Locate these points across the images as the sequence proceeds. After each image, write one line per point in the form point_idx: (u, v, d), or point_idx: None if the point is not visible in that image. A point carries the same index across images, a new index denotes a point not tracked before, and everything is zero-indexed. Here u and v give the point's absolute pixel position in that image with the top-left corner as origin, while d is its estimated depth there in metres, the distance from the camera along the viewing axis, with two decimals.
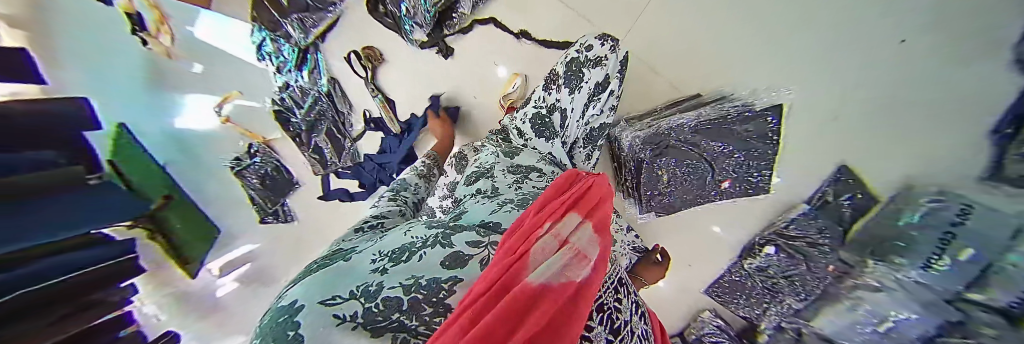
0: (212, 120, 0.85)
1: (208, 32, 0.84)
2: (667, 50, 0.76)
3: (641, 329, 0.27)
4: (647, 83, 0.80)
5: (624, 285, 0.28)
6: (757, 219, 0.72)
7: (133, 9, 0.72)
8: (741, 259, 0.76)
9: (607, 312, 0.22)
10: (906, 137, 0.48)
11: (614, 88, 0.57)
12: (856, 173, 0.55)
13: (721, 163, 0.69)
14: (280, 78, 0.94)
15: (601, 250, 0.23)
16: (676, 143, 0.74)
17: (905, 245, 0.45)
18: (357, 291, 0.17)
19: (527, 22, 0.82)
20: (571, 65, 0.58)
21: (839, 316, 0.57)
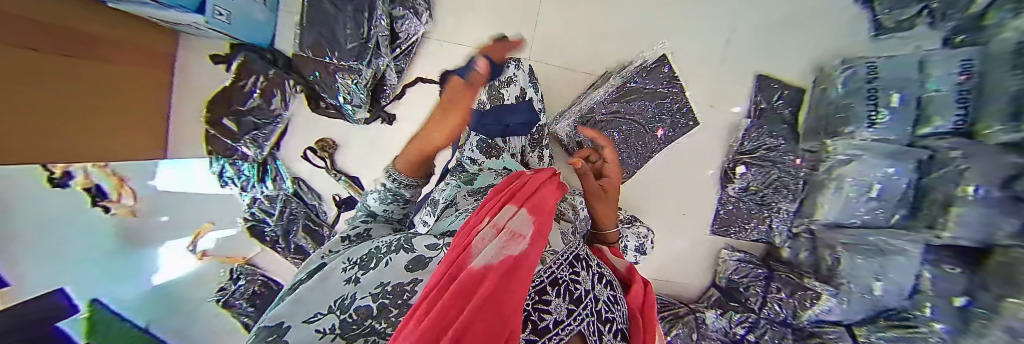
0: (189, 260, 0.57)
1: (168, 175, 0.57)
2: (575, 51, 0.81)
3: (608, 295, 0.27)
4: (568, 80, 0.82)
5: (582, 260, 0.29)
6: (716, 149, 0.80)
7: (89, 175, 0.41)
8: (725, 186, 0.81)
9: (562, 284, 0.23)
10: (809, 38, 0.73)
11: (533, 96, 0.64)
12: (771, 76, 0.75)
13: (642, 116, 0.77)
14: (246, 195, 0.75)
15: (538, 228, 0.23)
16: (602, 118, 0.76)
17: (845, 114, 0.64)
18: (335, 305, 0.21)
19: (454, 66, 0.84)
20: (492, 89, 0.63)
21: (830, 202, 0.67)
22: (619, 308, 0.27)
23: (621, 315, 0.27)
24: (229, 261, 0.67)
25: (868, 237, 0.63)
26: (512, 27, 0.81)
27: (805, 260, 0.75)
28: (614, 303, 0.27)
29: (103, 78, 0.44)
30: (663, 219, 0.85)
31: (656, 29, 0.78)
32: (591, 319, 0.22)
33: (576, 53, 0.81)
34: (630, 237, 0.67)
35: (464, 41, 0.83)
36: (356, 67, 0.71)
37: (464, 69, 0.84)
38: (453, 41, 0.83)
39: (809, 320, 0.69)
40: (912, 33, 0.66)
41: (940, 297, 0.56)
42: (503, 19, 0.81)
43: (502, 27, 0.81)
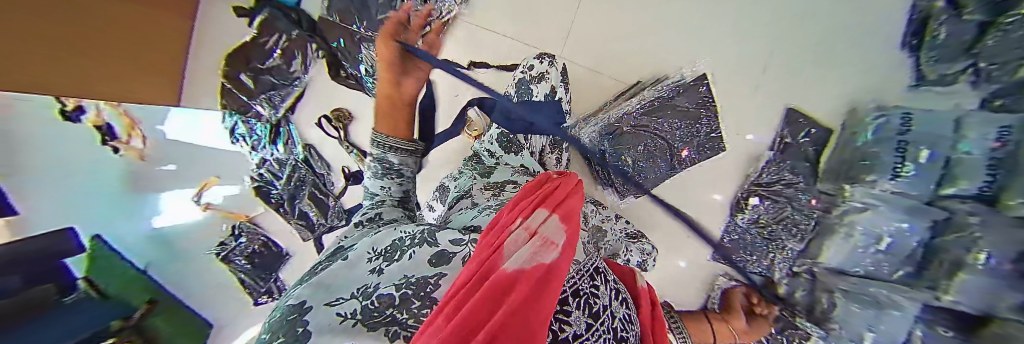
0: (193, 210, 0.53)
1: (178, 122, 0.53)
2: (607, 55, 0.79)
3: (624, 313, 0.26)
4: (596, 87, 0.82)
5: (600, 274, 0.28)
6: (733, 178, 0.83)
7: (102, 112, 0.41)
8: (734, 215, 0.85)
9: (583, 297, 0.22)
10: (839, 79, 0.70)
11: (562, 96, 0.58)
12: (801, 111, 0.73)
13: (670, 133, 0.79)
14: (256, 155, 0.69)
15: (570, 238, 0.22)
16: (631, 129, 0.80)
17: (870, 162, 0.62)
18: (357, 292, 0.21)
19: (481, 53, 0.81)
20: (519, 85, 0.62)
21: (835, 247, 0.67)
22: (632, 328, 0.27)
23: (633, 334, 0.26)
24: (233, 216, 0.62)
25: (869, 287, 0.61)
26: (547, 23, 0.79)
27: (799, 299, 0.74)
28: (628, 323, 0.26)
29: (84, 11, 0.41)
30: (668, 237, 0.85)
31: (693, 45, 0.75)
32: (604, 337, 0.22)
33: (607, 58, 0.80)
34: (634, 253, 0.66)
35: (497, 28, 0.80)
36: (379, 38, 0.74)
37: (491, 57, 0.82)
38: (487, 27, 0.80)
39: None
40: (952, 89, 0.55)
41: None
42: (540, 13, 0.79)
43: (539, 21, 0.79)
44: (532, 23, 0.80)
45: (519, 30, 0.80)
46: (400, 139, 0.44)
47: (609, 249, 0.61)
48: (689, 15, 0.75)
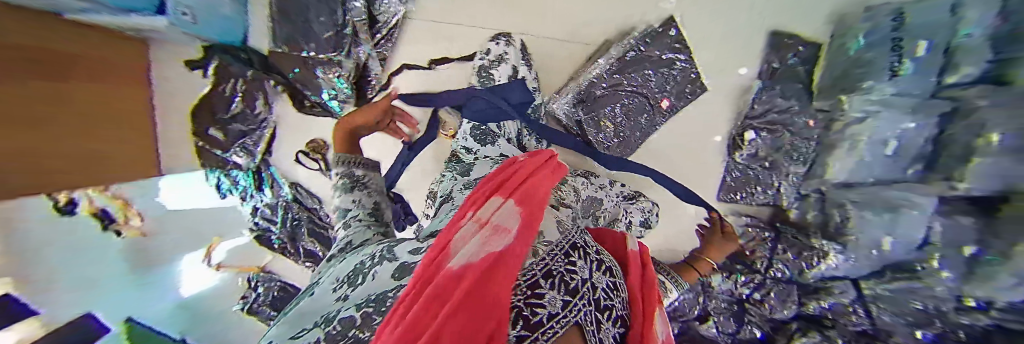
0: (208, 273, 0.62)
1: (168, 189, 0.54)
2: (567, 20, 0.76)
3: (607, 282, 0.27)
4: (562, 55, 0.78)
5: (579, 249, 0.28)
6: (725, 115, 0.78)
7: (93, 200, 0.40)
8: (732, 154, 0.80)
9: (556, 277, 0.23)
10: None
11: (527, 75, 0.60)
12: (788, 31, 0.69)
13: (646, 87, 0.74)
14: (248, 204, 0.72)
15: (524, 218, 0.23)
16: (603, 92, 0.74)
17: (866, 68, 0.58)
18: (322, 319, 0.22)
19: (441, 48, 0.79)
20: (480, 72, 0.59)
21: (841, 161, 0.66)
22: (620, 296, 0.27)
23: (621, 302, 0.26)
24: (245, 270, 0.72)
25: (880, 195, 0.61)
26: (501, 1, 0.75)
27: (812, 221, 0.75)
28: (614, 291, 0.26)
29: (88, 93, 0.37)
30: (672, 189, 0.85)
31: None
32: (589, 309, 0.22)
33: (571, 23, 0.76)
34: (633, 212, 0.67)
35: (448, 19, 0.78)
36: (335, 59, 0.68)
37: (452, 50, 0.79)
38: (438, 22, 0.78)
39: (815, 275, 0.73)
40: None
41: (949, 248, 0.53)
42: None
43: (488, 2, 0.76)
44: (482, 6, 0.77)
45: (470, 15, 0.77)
46: (361, 156, 0.52)
47: (606, 216, 0.63)
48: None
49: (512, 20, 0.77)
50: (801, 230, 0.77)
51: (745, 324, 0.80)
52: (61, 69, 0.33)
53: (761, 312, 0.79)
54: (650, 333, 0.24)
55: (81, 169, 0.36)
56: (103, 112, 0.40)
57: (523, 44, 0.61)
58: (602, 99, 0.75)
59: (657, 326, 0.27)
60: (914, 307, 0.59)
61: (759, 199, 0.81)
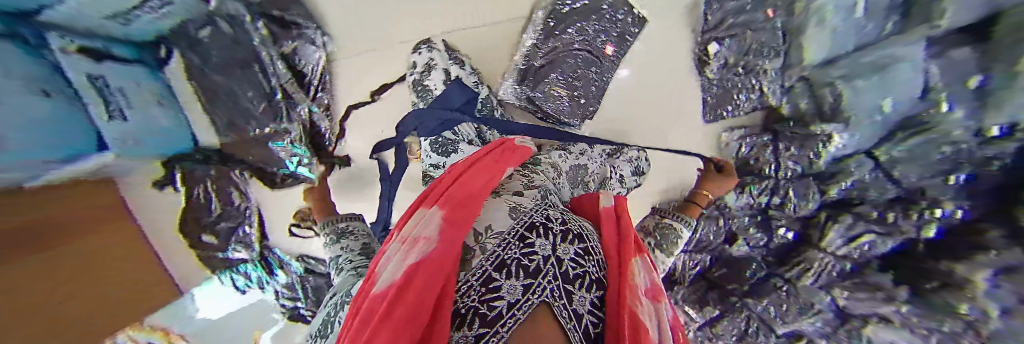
0: None
1: (202, 302, 0.65)
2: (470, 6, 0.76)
3: (576, 250, 0.27)
4: (483, 41, 0.78)
5: (538, 228, 0.28)
6: (684, 36, 0.77)
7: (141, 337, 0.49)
8: (702, 71, 0.79)
9: (511, 265, 0.23)
10: None
11: (461, 72, 0.59)
12: None
13: (585, 40, 0.71)
14: (268, 289, 0.81)
15: (443, 217, 0.28)
16: (541, 59, 0.71)
17: None
18: None
19: (371, 75, 0.81)
20: (416, 84, 0.60)
21: (816, 40, 0.60)
22: (593, 259, 0.28)
23: (595, 265, 0.27)
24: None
25: (863, 60, 0.55)
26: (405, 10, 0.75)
27: (808, 114, 0.69)
28: (585, 257, 0.27)
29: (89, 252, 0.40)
30: (647, 123, 0.90)
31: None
32: (557, 285, 0.22)
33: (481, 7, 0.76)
34: (622, 165, 0.69)
35: (368, 47, 0.78)
36: (283, 127, 0.71)
37: (385, 75, 0.81)
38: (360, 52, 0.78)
39: (829, 161, 0.69)
40: None
41: (953, 86, 0.47)
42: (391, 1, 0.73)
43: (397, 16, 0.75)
44: (393, 22, 0.76)
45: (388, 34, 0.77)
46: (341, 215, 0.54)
47: (595, 179, 0.65)
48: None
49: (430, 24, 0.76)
50: (801, 124, 0.71)
51: (772, 232, 0.80)
52: (62, 239, 0.37)
53: (785, 215, 0.78)
54: (629, 285, 0.25)
55: (90, 323, 0.38)
56: (107, 266, 0.43)
57: (444, 45, 0.60)
58: (548, 66, 0.72)
59: (637, 272, 0.28)
60: (938, 156, 0.53)
61: (738, 110, 0.80)
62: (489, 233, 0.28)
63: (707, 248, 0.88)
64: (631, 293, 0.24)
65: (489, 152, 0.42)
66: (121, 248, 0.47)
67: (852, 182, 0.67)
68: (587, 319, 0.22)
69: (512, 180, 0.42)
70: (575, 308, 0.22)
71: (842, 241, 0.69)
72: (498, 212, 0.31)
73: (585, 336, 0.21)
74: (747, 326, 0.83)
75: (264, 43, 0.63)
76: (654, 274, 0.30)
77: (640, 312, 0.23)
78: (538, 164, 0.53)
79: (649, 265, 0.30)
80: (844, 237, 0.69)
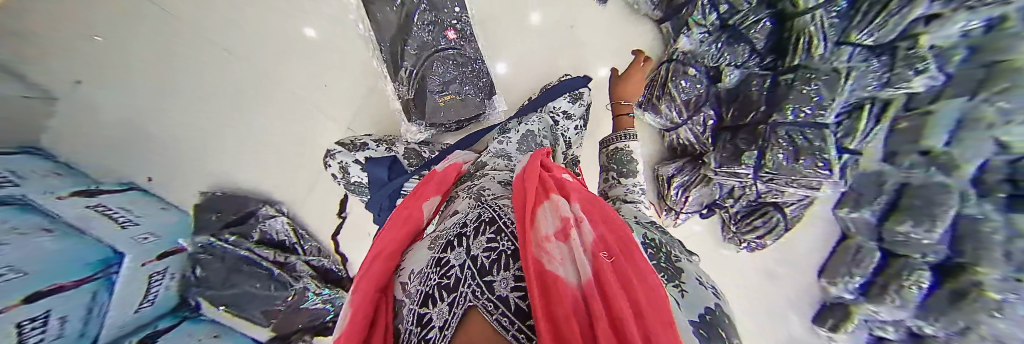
0: None
1: None
2: (337, 111, 0.87)
3: (489, 236, 0.26)
4: (371, 118, 0.88)
5: (451, 245, 0.28)
6: None
7: None
8: None
9: (437, 294, 0.23)
10: None
11: (371, 148, 0.63)
12: None
13: (429, 40, 0.67)
14: None
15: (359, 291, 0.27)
16: (419, 86, 0.68)
17: None
18: None
19: (326, 204, 0.91)
20: (349, 185, 0.65)
21: None
22: (506, 234, 0.26)
23: (510, 238, 0.25)
24: None
25: None
26: (301, 150, 0.88)
27: None
28: (497, 237, 0.26)
29: None
30: (563, 44, 0.96)
31: (340, 30, 0.84)
32: (473, 285, 0.21)
33: (342, 107, 0.87)
34: (558, 103, 0.71)
35: (309, 190, 0.90)
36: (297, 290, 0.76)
37: (335, 193, 0.91)
38: (308, 193, 0.90)
39: None
40: None
41: None
42: (298, 145, 0.87)
43: (314, 146, 0.88)
44: (314, 151, 0.89)
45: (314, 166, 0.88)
46: None
47: (547, 136, 0.67)
48: (308, 29, 0.83)
49: (329, 135, 0.88)
50: None
51: (747, 36, 0.68)
52: None
53: (744, 12, 0.68)
54: (532, 236, 0.21)
55: None
56: None
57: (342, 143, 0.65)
58: (424, 82, 0.68)
59: (544, 219, 0.24)
60: None
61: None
62: (411, 278, 0.28)
63: (705, 100, 0.81)
64: (534, 245, 0.21)
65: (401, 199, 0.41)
66: None
67: None
68: (515, 295, 0.18)
69: (454, 201, 0.42)
70: (499, 295, 0.19)
71: None
72: (421, 251, 0.31)
73: (518, 313, 0.17)
74: (795, 144, 0.66)
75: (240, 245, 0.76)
76: (566, 208, 0.26)
77: (547, 261, 0.19)
78: (484, 166, 0.53)
79: (556, 204, 0.26)
80: None
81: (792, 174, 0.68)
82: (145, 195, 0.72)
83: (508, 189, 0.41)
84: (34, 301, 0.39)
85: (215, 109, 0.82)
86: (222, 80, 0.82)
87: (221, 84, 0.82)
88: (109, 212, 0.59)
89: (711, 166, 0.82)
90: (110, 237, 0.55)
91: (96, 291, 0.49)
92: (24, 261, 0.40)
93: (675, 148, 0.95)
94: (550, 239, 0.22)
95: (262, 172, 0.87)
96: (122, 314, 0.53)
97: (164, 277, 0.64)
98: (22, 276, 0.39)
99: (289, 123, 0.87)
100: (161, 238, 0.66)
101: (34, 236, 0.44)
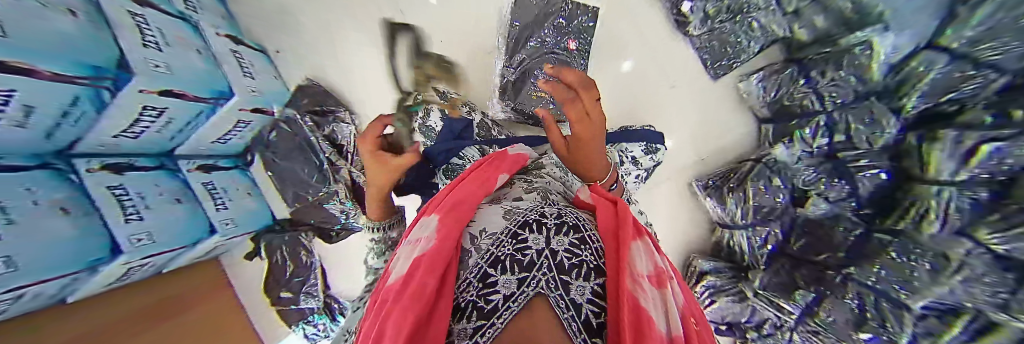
0: None
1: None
2: (436, 61, 0.91)
3: (571, 240, 0.27)
4: (464, 82, 0.91)
5: (529, 224, 0.29)
6: (660, 24, 0.90)
7: None
8: (688, 34, 0.88)
9: (510, 262, 0.24)
10: None
11: (454, 105, 0.68)
12: None
13: (546, 47, 0.73)
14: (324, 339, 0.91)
15: (442, 220, 0.28)
16: (519, 75, 0.73)
17: None
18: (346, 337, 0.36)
19: None
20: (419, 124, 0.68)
21: None
22: (588, 248, 0.28)
23: (592, 253, 0.27)
24: None
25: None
26: (392, 80, 0.93)
27: (818, 48, 0.71)
28: (579, 245, 0.27)
29: (193, 292, 0.69)
30: (657, 98, 0.94)
31: None
32: (551, 276, 0.23)
33: (442, 60, 0.91)
34: (634, 148, 0.70)
35: (383, 115, 0.94)
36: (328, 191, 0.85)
37: None
38: (377, 120, 0.94)
39: (883, 73, 0.59)
40: None
41: None
42: (386, 73, 0.93)
43: (404, 80, 0.93)
44: (397, 91, 0.93)
45: (393, 98, 0.93)
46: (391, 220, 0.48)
47: None
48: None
49: (420, 78, 0.92)
50: (820, 59, 0.70)
51: (852, 175, 0.63)
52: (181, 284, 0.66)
53: (863, 151, 0.62)
54: (629, 270, 0.24)
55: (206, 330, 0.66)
56: (203, 302, 0.71)
57: (435, 90, 0.70)
58: (528, 73, 0.73)
59: (638, 258, 0.26)
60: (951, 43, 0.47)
61: (747, 58, 0.84)
62: (484, 235, 0.28)
63: (778, 215, 0.77)
64: (630, 278, 0.23)
65: (483, 160, 0.42)
66: (210, 298, 0.73)
67: (930, 85, 0.51)
68: (588, 307, 0.21)
69: (512, 188, 0.43)
70: (572, 298, 0.21)
71: (957, 165, 0.44)
72: (494, 216, 0.32)
73: (585, 326, 0.19)
74: (864, 308, 0.56)
75: (313, 131, 0.84)
76: (659, 260, 0.28)
77: (642, 297, 0.21)
78: (542, 168, 0.55)
79: (650, 249, 0.28)
80: (955, 156, 0.44)
81: (845, 337, 0.58)
82: (263, 57, 0.84)
83: (568, 201, 0.43)
84: (167, 98, 0.47)
85: (325, 15, 0.91)
86: None
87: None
88: (240, 61, 0.72)
89: (754, 284, 0.76)
90: (235, 79, 0.66)
91: (202, 111, 0.57)
92: (176, 64, 0.49)
93: (719, 246, 0.92)
94: (645, 278, 0.24)
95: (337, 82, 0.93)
96: (201, 141, 0.63)
97: (246, 128, 0.74)
98: (172, 74, 0.47)
99: (375, 52, 0.92)
100: (261, 96, 0.75)
101: (189, 52, 0.54)
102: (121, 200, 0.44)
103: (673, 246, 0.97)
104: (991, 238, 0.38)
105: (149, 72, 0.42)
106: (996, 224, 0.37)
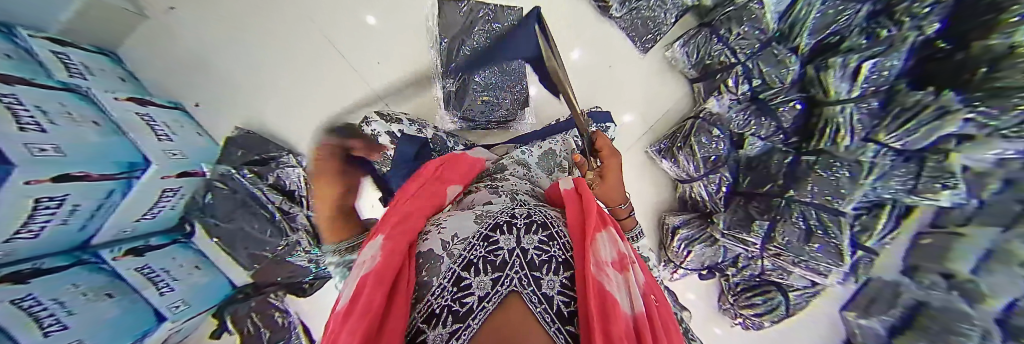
0: None
1: None
2: (377, 83, 0.89)
3: (542, 237, 0.28)
4: (413, 97, 0.90)
5: (500, 227, 0.29)
6: (586, 8, 0.96)
7: None
8: (610, 16, 0.95)
9: (481, 265, 0.24)
10: None
11: (403, 124, 0.67)
12: None
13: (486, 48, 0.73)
14: None
15: (390, 234, 0.27)
16: (464, 84, 0.73)
17: None
18: None
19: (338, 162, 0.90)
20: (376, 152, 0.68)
21: None
22: (557, 243, 0.28)
23: (561, 247, 0.28)
24: None
25: None
26: (335, 110, 0.89)
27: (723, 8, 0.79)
28: (549, 242, 0.28)
29: None
30: (598, 76, 0.99)
31: (397, 9, 0.88)
32: (523, 273, 0.22)
33: (385, 80, 0.89)
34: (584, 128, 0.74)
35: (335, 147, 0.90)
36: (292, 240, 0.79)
37: (353, 161, 0.90)
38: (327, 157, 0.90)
39: (775, 22, 0.69)
40: None
41: None
42: (327, 105, 0.89)
43: (349, 108, 0.90)
44: (343, 121, 0.90)
45: (342, 129, 0.89)
46: None
47: (565, 159, 0.67)
48: (370, 17, 0.87)
49: (366, 104, 0.90)
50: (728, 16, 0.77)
51: (775, 112, 0.72)
52: None
53: (777, 89, 0.71)
54: (594, 258, 0.25)
55: None
56: None
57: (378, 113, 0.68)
58: (469, 80, 0.73)
59: (602, 246, 0.27)
60: None
61: (666, 29, 0.94)
62: (456, 239, 0.27)
63: (725, 161, 0.82)
64: (595, 265, 0.24)
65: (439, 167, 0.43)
66: None
67: (814, 23, 0.60)
68: (559, 298, 0.21)
69: (476, 193, 0.44)
70: (545, 292, 0.21)
71: (850, 84, 0.53)
72: (463, 222, 0.31)
73: (558, 316, 0.20)
74: (808, 223, 0.64)
75: (254, 183, 0.78)
76: (622, 246, 0.29)
77: (606, 283, 0.22)
78: (503, 169, 0.57)
79: (615, 237, 0.29)
80: (847, 76, 0.53)
81: (801, 252, 0.65)
82: (180, 115, 0.80)
83: (538, 200, 0.44)
84: (63, 181, 0.41)
85: (252, 54, 0.86)
86: (267, 30, 0.86)
87: (264, 34, 0.86)
88: (150, 123, 0.66)
89: (719, 227, 0.79)
90: (144, 143, 0.60)
91: (114, 189, 0.51)
92: (67, 144, 0.44)
93: (686, 200, 0.96)
94: (610, 265, 0.25)
95: (280, 124, 0.88)
96: (124, 221, 0.57)
97: (174, 196, 0.67)
98: (65, 157, 0.42)
99: (312, 83, 0.88)
100: (186, 158, 0.70)
101: (83, 127, 0.50)
102: (31, 312, 0.38)
103: (645, 212, 1.02)
104: (889, 139, 0.49)
105: (32, 159, 0.37)
106: (891, 127, 0.48)
